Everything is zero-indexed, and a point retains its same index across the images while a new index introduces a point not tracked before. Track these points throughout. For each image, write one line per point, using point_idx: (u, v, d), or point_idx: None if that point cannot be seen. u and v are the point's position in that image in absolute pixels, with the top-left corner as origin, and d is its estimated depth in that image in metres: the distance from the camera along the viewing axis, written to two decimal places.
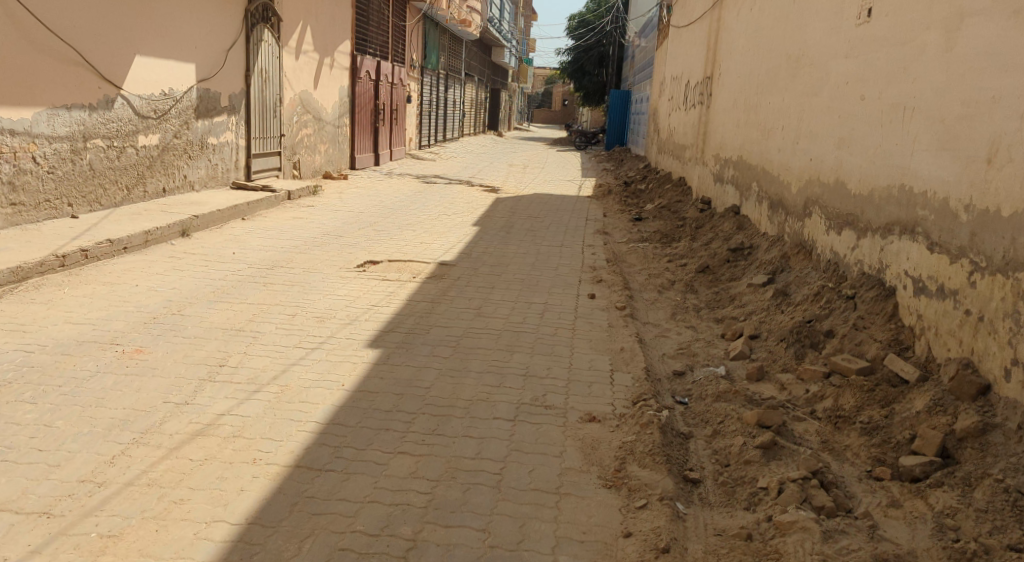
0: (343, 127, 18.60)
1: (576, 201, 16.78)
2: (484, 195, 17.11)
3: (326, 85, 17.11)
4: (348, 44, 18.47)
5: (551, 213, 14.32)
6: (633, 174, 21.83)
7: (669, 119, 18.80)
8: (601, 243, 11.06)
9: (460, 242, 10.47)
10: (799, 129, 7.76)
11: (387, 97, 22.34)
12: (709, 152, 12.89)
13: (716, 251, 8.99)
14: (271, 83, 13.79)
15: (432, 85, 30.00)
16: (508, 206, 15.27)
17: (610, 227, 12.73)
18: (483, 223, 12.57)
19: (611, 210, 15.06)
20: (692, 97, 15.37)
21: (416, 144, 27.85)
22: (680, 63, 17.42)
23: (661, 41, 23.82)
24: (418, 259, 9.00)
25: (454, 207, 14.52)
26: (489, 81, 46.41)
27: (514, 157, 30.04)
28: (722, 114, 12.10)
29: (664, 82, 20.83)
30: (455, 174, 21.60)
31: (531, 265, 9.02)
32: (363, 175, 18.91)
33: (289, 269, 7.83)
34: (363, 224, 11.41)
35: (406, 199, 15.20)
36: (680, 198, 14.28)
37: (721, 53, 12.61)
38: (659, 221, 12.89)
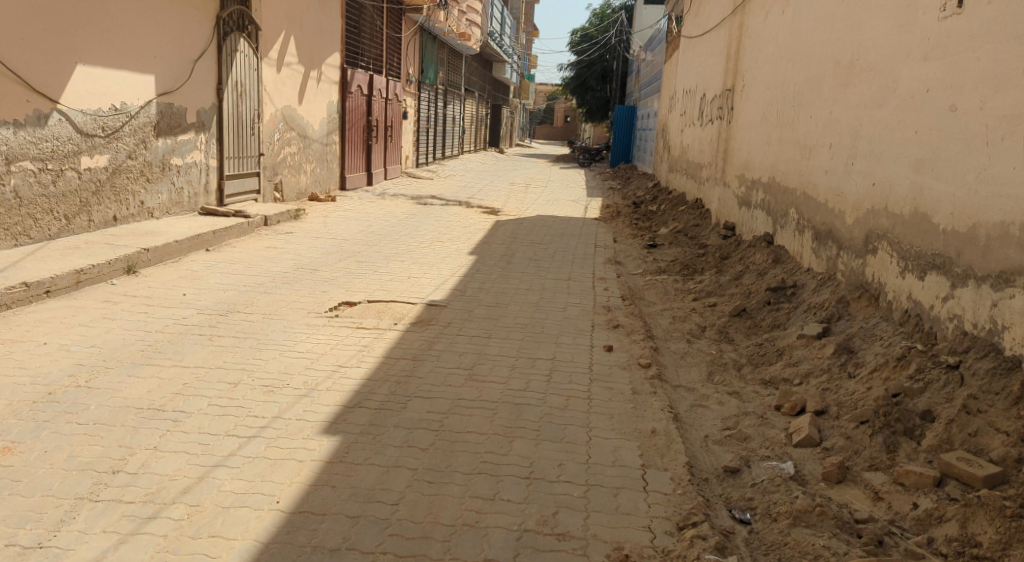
0: (332, 145, 17.41)
1: (583, 224, 15.55)
2: (482, 217, 15.89)
3: (312, 100, 15.94)
4: (337, 56, 17.31)
5: (556, 239, 13.09)
6: (641, 193, 20.65)
7: (681, 136, 17.64)
8: (614, 275, 9.83)
9: (452, 275, 9.25)
10: (855, 148, 6.57)
11: (380, 113, 21.17)
12: (731, 172, 11.69)
13: (749, 289, 7.78)
14: (248, 97, 12.62)
15: (430, 100, 28.83)
16: (508, 230, 14.05)
17: (623, 255, 11.51)
18: (479, 251, 11.34)
19: (622, 235, 13.84)
20: (709, 112, 14.19)
21: (412, 161, 26.66)
22: (694, 75, 16.25)
23: (669, 53, 22.71)
24: (402, 298, 7.78)
25: (449, 232, 13.31)
26: (490, 97, 45.27)
27: (515, 175, 28.83)
28: (747, 131, 10.92)
29: (674, 97, 19.68)
30: (453, 194, 20.40)
31: (533, 306, 7.80)
32: (353, 196, 17.71)
33: (246, 315, 6.61)
34: (346, 254, 10.21)
35: (397, 223, 14.00)
36: (698, 223, 13.08)
37: (745, 64, 11.43)
38: (676, 249, 11.67)
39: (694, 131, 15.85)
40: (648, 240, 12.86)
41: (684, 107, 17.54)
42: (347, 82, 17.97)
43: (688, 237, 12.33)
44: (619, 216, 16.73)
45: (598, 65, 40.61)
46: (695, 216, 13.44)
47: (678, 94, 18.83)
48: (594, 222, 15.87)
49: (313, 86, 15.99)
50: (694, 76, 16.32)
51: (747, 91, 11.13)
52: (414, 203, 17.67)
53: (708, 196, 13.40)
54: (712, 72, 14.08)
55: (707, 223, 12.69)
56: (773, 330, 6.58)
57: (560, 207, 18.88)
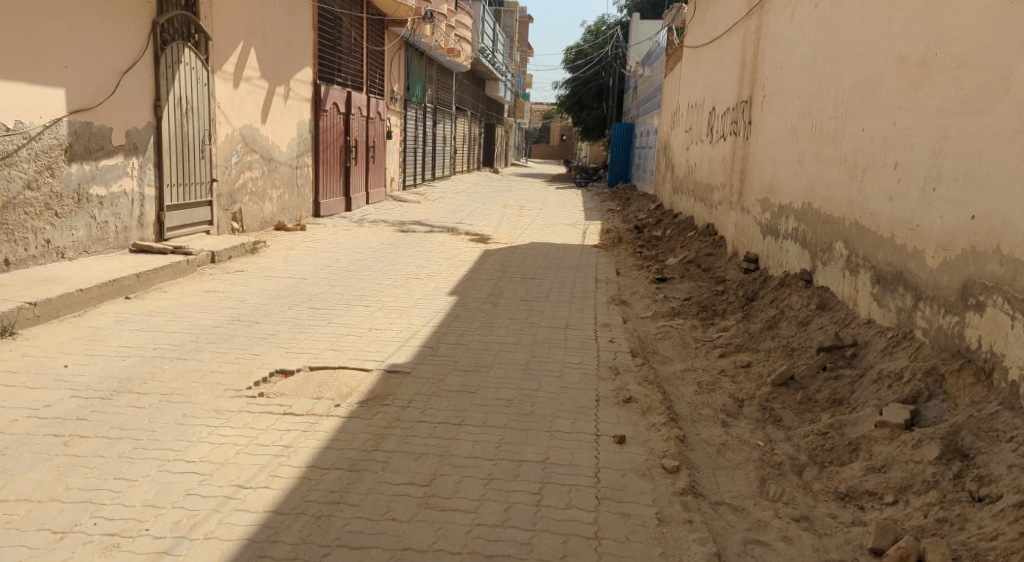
0: (303, 168, 15.86)
1: (582, 253, 13.96)
2: (469, 246, 14.30)
3: (280, 119, 14.42)
4: (309, 71, 15.80)
5: (550, 272, 11.53)
6: (644, 215, 19.12)
7: (686, 154, 16.13)
8: (620, 319, 8.27)
9: (422, 325, 7.68)
10: (937, 167, 5.02)
11: (360, 133, 19.65)
12: (751, 194, 10.14)
13: (792, 346, 6.21)
14: (197, 116, 11.08)
15: (418, 119, 27.31)
16: (497, 261, 12.45)
17: (629, 292, 9.95)
18: (460, 289, 9.76)
19: (626, 266, 12.27)
20: (720, 127, 12.65)
21: (399, 185, 25.17)
22: (700, 87, 14.76)
23: (670, 66, 21.24)
24: (352, 363, 6.22)
25: (428, 264, 11.73)
26: (483, 115, 43.77)
27: (508, 196, 27.27)
28: (769, 147, 9.36)
29: (677, 112, 18.19)
30: (439, 219, 18.83)
31: (519, 370, 6.22)
32: (328, 223, 16.14)
33: (137, 397, 5.06)
34: (301, 298, 8.64)
35: (372, 254, 12.46)
36: (711, 253, 11.52)
37: (766, 70, 9.89)
38: (690, 285, 10.11)
39: (702, 147, 14.29)
40: (656, 272, 11.28)
41: (690, 122, 15.98)
42: (322, 99, 16.41)
43: (702, 270, 10.76)
44: (621, 242, 15.16)
45: (595, 82, 39.10)
46: (708, 244, 11.88)
47: (682, 108, 17.28)
48: (594, 250, 14.29)
49: (280, 103, 14.47)
50: (701, 87, 14.77)
51: (767, 101, 9.59)
52: (395, 230, 16.09)
53: (722, 222, 11.84)
54: (723, 82, 12.54)
55: (723, 254, 11.11)
56: (835, 407, 5.02)
57: (555, 232, 17.30)
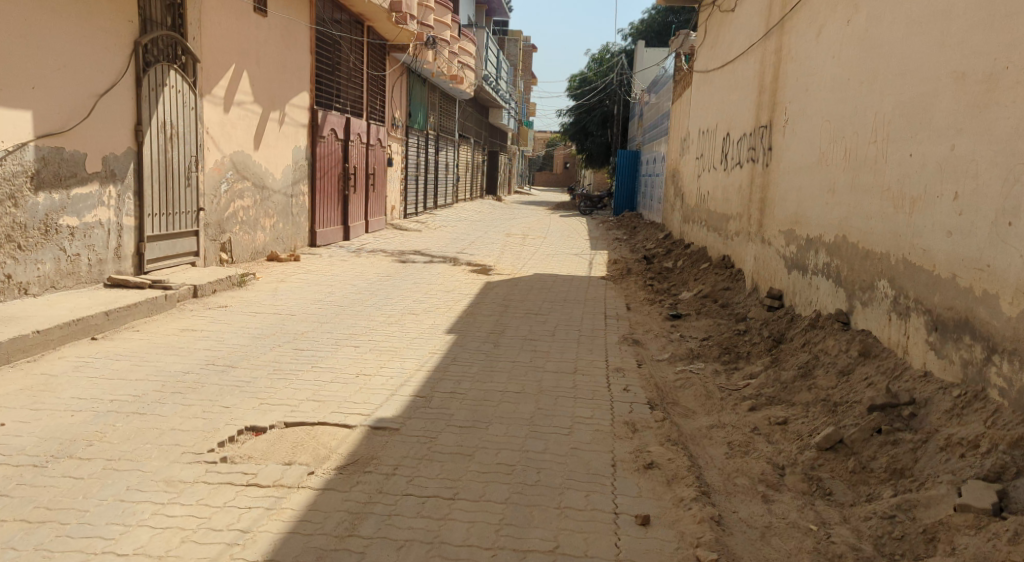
0: (298, 196, 15.18)
1: (588, 285, 13.22)
2: (470, 278, 13.55)
3: (273, 145, 13.77)
4: (306, 95, 15.18)
5: (557, 306, 10.78)
6: (653, 245, 18.44)
7: (697, 183, 15.45)
8: (634, 363, 7.53)
9: (417, 369, 6.93)
10: (1012, 198, 4.45)
11: (360, 160, 19.01)
12: (772, 225, 9.46)
13: (834, 400, 5.51)
14: (185, 141, 10.37)
15: (420, 146, 26.68)
16: (499, 295, 11.71)
17: (642, 330, 9.21)
18: (460, 327, 9.00)
19: (636, 301, 11.53)
20: (736, 155, 11.96)
21: (400, 213, 24.49)
22: (714, 113, 14.10)
23: (679, 92, 20.67)
24: (334, 418, 5.47)
25: (426, 298, 11.02)
26: (486, 143, 43.18)
27: (511, 225, 26.58)
28: (793, 175, 8.67)
29: (687, 139, 17.55)
30: (440, 249, 18.13)
31: (524, 427, 5.48)
32: (323, 253, 15.42)
33: (76, 464, 4.34)
34: (287, 337, 7.90)
35: (368, 287, 11.75)
36: (729, 287, 10.79)
37: (787, 93, 9.20)
38: (708, 323, 9.38)
39: (715, 175, 13.59)
40: (670, 308, 10.55)
41: (701, 149, 15.30)
42: (319, 125, 15.76)
43: (720, 307, 10.03)
44: (630, 274, 14.44)
45: (600, 109, 38.55)
46: (725, 278, 11.17)
47: (693, 134, 16.62)
48: (602, 283, 13.55)
49: (275, 129, 13.83)
50: (715, 112, 14.09)
51: (790, 125, 8.90)
52: (393, 261, 15.39)
53: (739, 254, 11.12)
54: (739, 106, 11.85)
55: (742, 289, 10.39)
56: (895, 480, 4.40)
57: (560, 263, 16.58)
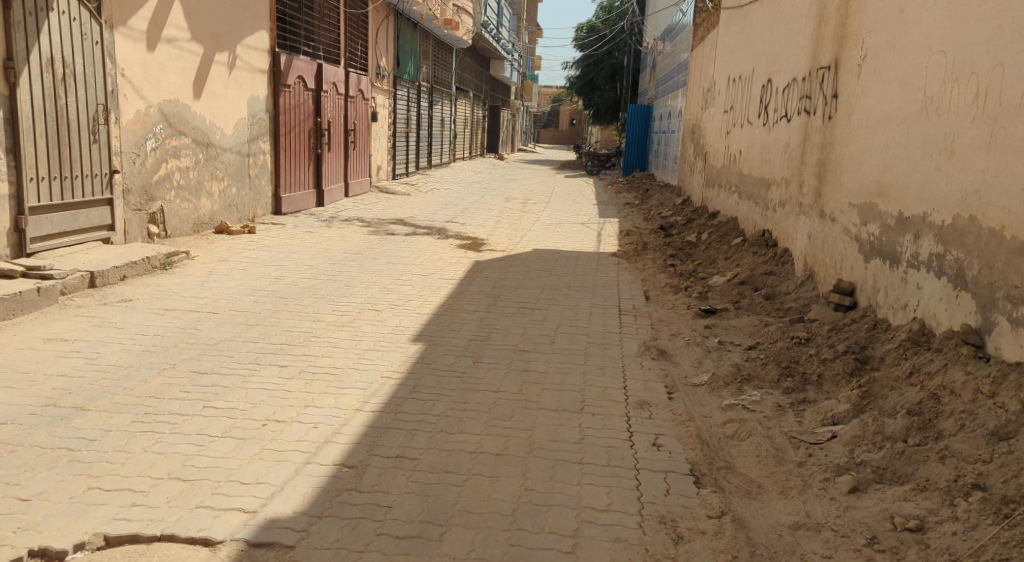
0: (257, 155, 13.05)
1: (598, 266, 11.11)
2: (455, 255, 11.47)
3: (218, 95, 11.60)
4: (266, 36, 13.08)
5: (558, 298, 8.70)
6: (669, 214, 16.34)
7: (727, 141, 13.35)
8: (662, 395, 5.49)
9: (358, 407, 4.88)
10: None
11: (336, 115, 16.88)
12: (842, 197, 7.35)
13: (1005, 496, 3.56)
14: (77, 85, 8.29)
15: (411, 100, 24.42)
16: (488, 280, 9.63)
17: (667, 336, 7.15)
18: (429, 330, 6.96)
19: (657, 291, 9.47)
20: (783, 108, 9.83)
21: (387, 174, 22.32)
22: (749, 59, 11.97)
23: (699, 38, 18.43)
24: (193, 523, 3.54)
25: (397, 285, 8.96)
26: (488, 98, 40.77)
27: (512, 187, 24.37)
28: (877, 131, 6.59)
29: (713, 91, 15.38)
30: (428, 217, 16.03)
31: (500, 536, 3.55)
32: (288, 223, 13.32)
33: None
34: (189, 348, 5.84)
35: (328, 268, 9.70)
36: (779, 281, 8.71)
37: (875, 22, 7.07)
38: (754, 327, 7.32)
39: (754, 133, 11.45)
40: (699, 303, 8.48)
41: (734, 102, 13.11)
42: (282, 72, 13.63)
43: (767, 303, 7.95)
44: (648, 251, 12.34)
45: (607, 62, 36.25)
46: (771, 264, 9.09)
47: (722, 85, 14.40)
48: (615, 263, 11.45)
49: (222, 75, 11.69)
50: (753, 57, 11.91)
51: (882, 64, 6.76)
52: (369, 233, 13.27)
53: (788, 231, 9.08)
54: (793, 46, 9.69)
55: (795, 281, 8.32)
56: None
57: (565, 234, 14.43)
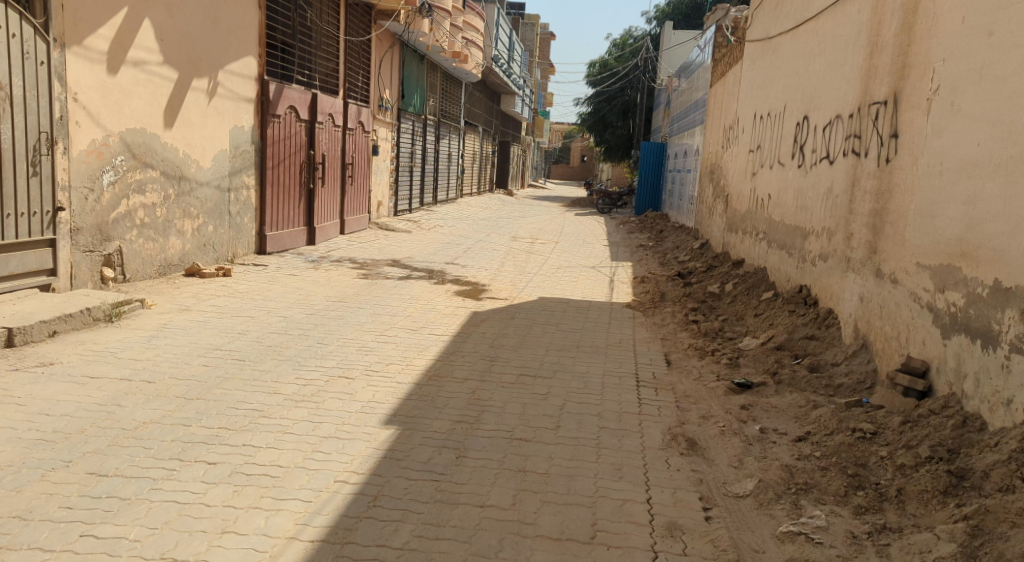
0: (239, 190, 11.94)
1: (611, 321, 9.90)
2: (451, 304, 10.28)
3: (195, 124, 10.47)
4: (253, 62, 12.02)
5: (564, 364, 7.48)
6: (688, 259, 15.17)
7: (754, 183, 12.19)
8: (698, 514, 4.36)
9: (293, 535, 3.86)
10: None
11: (332, 147, 15.82)
12: (909, 256, 6.16)
13: None
14: (11, 110, 7.18)
15: (416, 133, 23.36)
16: (485, 338, 8.41)
17: (697, 420, 5.95)
18: (407, 409, 5.75)
19: (679, 354, 8.26)
20: (824, 148, 8.67)
21: (388, 210, 21.21)
22: (782, 93, 10.84)
23: (719, 73, 17.36)
24: None
25: (379, 344, 7.75)
26: (497, 133, 39.80)
27: (520, 225, 23.25)
28: (962, 180, 5.43)
29: (735, 129, 14.26)
30: (427, 257, 14.88)
31: None
32: (272, 264, 12.19)
33: None
34: (99, 436, 4.64)
35: (304, 321, 8.52)
36: (824, 349, 7.52)
37: (950, 50, 5.91)
38: (802, 411, 6.13)
39: (786, 174, 10.29)
40: (730, 375, 7.28)
41: (762, 140, 11.97)
42: (270, 101, 12.56)
43: (813, 379, 6.75)
44: (667, 302, 11.14)
45: (620, 98, 35.27)
46: (811, 327, 7.92)
47: (747, 122, 13.24)
48: (630, 316, 10.24)
49: (200, 102, 10.57)
50: (786, 92, 10.76)
51: (965, 101, 5.61)
52: (358, 276, 12.09)
53: (833, 290, 7.91)
54: (835, 80, 8.53)
55: (843, 350, 7.13)
56: None
57: (574, 280, 13.24)
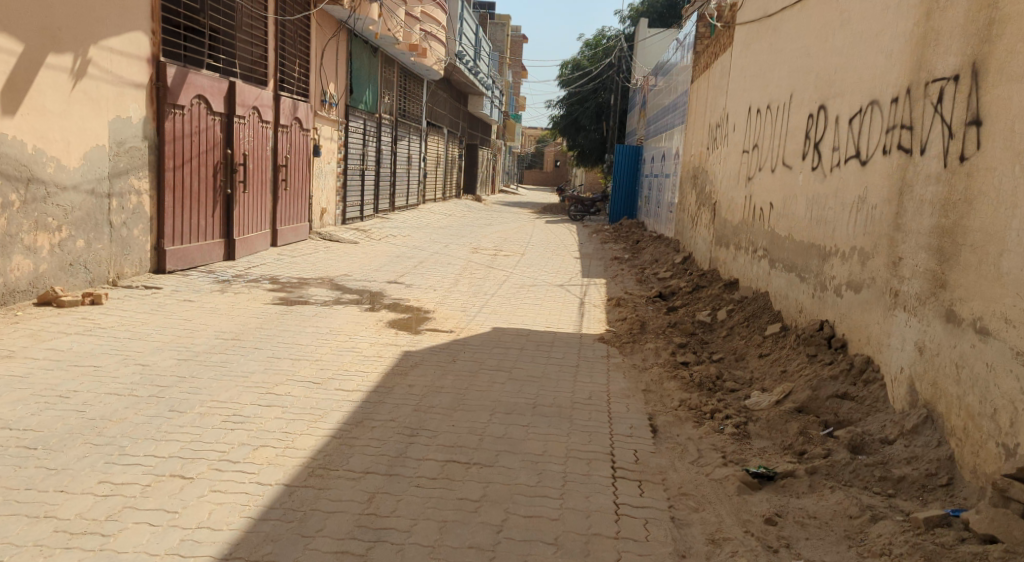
0: (126, 197, 9.84)
1: (580, 361, 7.89)
2: (379, 339, 8.24)
3: (52, 112, 8.55)
4: (141, 40, 9.91)
5: (510, 440, 5.45)
6: (670, 277, 13.20)
7: (750, 189, 10.21)
8: None
9: None
10: None
11: (259, 147, 13.71)
12: (1011, 299, 4.23)
13: None
14: None
15: (369, 133, 21.25)
16: (410, 394, 6.37)
17: (704, 552, 4.07)
18: (254, 545, 3.76)
19: (668, 415, 6.26)
20: (853, 146, 6.70)
21: (335, 218, 19.09)
22: (788, 79, 8.88)
23: (704, 65, 15.43)
24: None
25: (258, 410, 5.68)
26: (464, 136, 37.81)
27: (483, 234, 21.16)
28: None
29: (725, 127, 12.32)
30: (366, 275, 12.75)
31: None
32: (168, 286, 10.06)
33: None
34: None
35: (169, 371, 6.48)
36: (863, 416, 5.52)
37: None
38: (855, 528, 4.18)
39: (794, 178, 8.33)
40: (740, 456, 5.25)
41: (759, 138, 10.02)
42: (169, 89, 10.42)
43: (860, 468, 4.74)
44: (649, 335, 9.11)
45: (592, 100, 33.41)
46: (843, 382, 5.91)
47: (740, 117, 11.28)
48: (603, 356, 8.21)
49: (61, 84, 8.63)
50: (790, 78, 8.79)
51: None
52: (273, 301, 9.96)
53: (873, 332, 5.90)
54: (864, 56, 6.57)
55: (893, 420, 5.14)
56: None
57: (537, 304, 11.21)
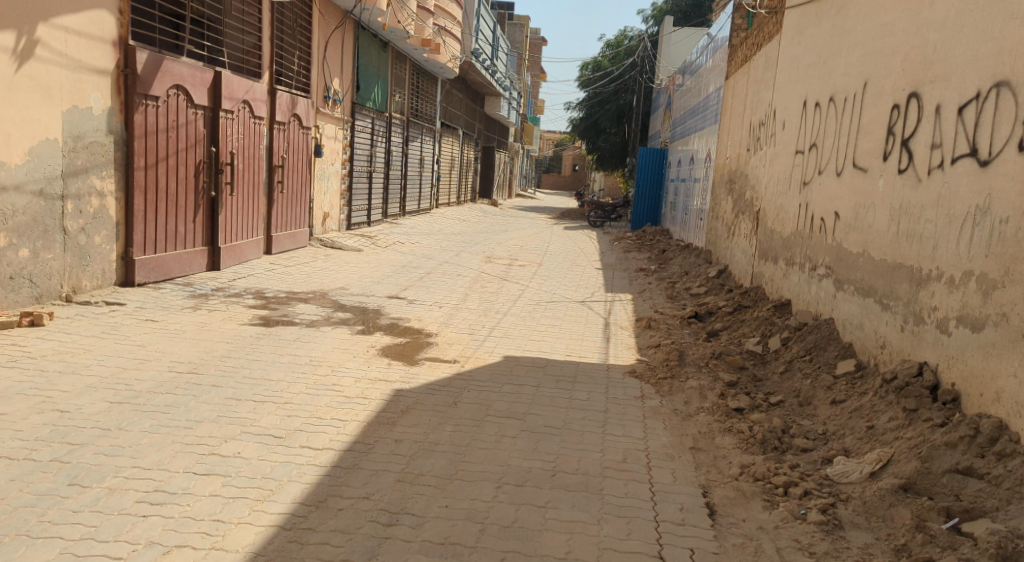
0: (87, 200, 8.50)
1: (610, 404, 6.47)
2: (367, 372, 6.84)
3: None
4: (104, 18, 8.55)
5: (523, 534, 4.05)
6: (705, 293, 11.75)
7: (806, 195, 8.76)
8: None
9: None
10: None
11: (252, 145, 12.37)
12: None
13: None
14: None
15: (376, 131, 19.88)
16: (395, 454, 4.96)
17: None
18: None
19: (731, 489, 4.83)
20: (967, 141, 5.23)
21: (339, 223, 17.73)
22: (861, 64, 7.42)
23: (742, 59, 13.96)
24: None
25: (191, 483, 4.29)
26: (480, 138, 36.42)
27: (498, 241, 19.75)
28: None
29: (771, 125, 10.87)
30: (365, 288, 11.38)
31: None
32: (133, 302, 8.71)
33: None
34: None
35: (92, 419, 5.11)
36: (1003, 504, 4.16)
37: None
38: None
39: (870, 183, 6.87)
40: None
41: (819, 135, 8.56)
42: (139, 77, 9.06)
43: None
44: (689, 368, 7.66)
45: (614, 102, 31.96)
46: (966, 452, 4.51)
47: (791, 114, 9.83)
48: (637, 396, 6.78)
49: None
50: (864, 63, 7.32)
51: None
52: (251, 320, 8.59)
53: (1009, 389, 4.45)
54: (984, 26, 5.11)
55: None
56: None
57: (556, 325, 9.76)
